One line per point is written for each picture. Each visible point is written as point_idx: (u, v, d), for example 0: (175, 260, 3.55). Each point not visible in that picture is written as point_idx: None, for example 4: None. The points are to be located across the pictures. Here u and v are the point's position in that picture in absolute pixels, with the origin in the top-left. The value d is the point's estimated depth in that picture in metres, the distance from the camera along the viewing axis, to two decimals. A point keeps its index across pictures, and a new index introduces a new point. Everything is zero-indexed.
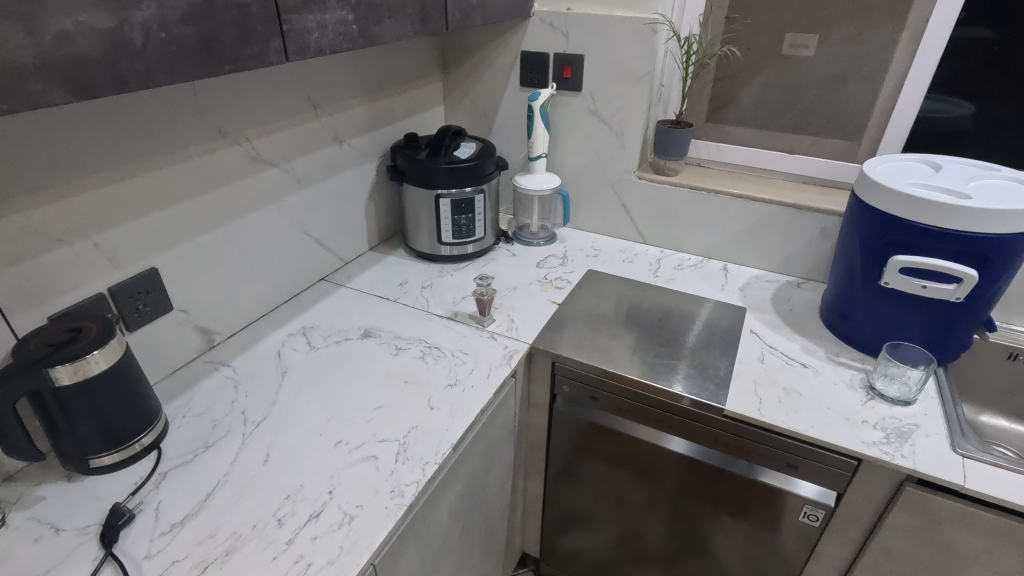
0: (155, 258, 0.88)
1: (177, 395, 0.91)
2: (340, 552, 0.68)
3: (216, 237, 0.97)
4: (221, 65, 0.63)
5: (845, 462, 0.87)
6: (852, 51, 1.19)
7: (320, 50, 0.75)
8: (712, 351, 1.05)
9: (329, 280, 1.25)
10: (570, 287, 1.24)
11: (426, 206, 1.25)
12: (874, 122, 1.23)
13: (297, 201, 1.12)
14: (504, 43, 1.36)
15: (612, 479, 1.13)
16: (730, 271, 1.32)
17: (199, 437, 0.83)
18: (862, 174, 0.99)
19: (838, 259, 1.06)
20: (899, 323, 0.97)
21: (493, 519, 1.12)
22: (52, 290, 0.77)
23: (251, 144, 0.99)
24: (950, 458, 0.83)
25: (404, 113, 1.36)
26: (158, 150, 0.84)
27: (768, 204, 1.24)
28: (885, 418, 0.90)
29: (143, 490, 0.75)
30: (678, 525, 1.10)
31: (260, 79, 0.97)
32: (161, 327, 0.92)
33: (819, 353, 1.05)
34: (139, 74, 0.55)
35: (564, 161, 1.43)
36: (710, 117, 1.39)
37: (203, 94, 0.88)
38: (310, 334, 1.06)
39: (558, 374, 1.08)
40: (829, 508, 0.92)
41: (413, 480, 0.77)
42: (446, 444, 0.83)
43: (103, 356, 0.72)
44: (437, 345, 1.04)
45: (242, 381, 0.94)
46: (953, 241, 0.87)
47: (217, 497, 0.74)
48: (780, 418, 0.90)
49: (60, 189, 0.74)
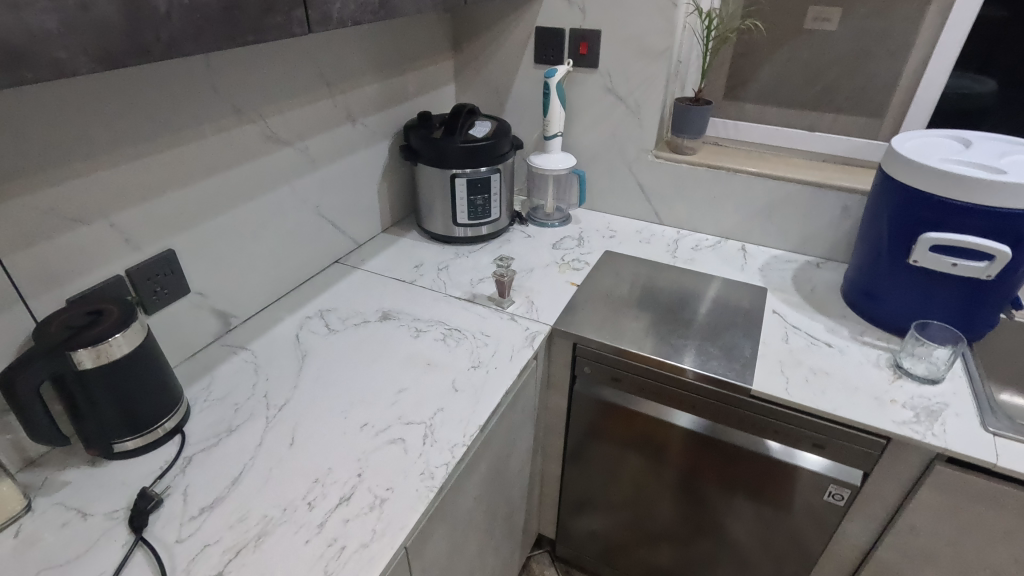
0: (172, 239, 0.86)
1: (196, 379, 0.90)
2: (374, 535, 0.67)
3: (232, 217, 0.95)
4: (245, 34, 0.60)
5: (874, 441, 0.87)
6: (878, 24, 1.16)
7: (343, 20, 0.72)
8: (735, 331, 1.04)
9: (343, 262, 1.23)
10: (588, 268, 1.23)
11: (440, 185, 1.22)
12: (898, 98, 1.21)
13: (311, 182, 1.10)
14: (518, 18, 1.32)
15: (631, 461, 1.13)
16: (748, 251, 1.30)
17: (222, 421, 0.82)
18: (891, 150, 0.97)
19: (863, 238, 1.05)
20: (926, 303, 0.96)
21: (512, 502, 1.12)
22: (69, 271, 0.75)
23: (265, 123, 0.96)
24: (982, 437, 0.82)
25: (415, 91, 1.33)
26: (172, 128, 0.82)
27: (789, 183, 1.22)
28: (914, 396, 0.89)
29: (169, 474, 0.74)
30: (697, 504, 1.10)
31: (274, 55, 0.95)
32: (179, 310, 0.90)
33: (843, 332, 1.04)
34: (164, 43, 0.52)
35: (580, 140, 1.40)
36: (728, 94, 1.37)
37: (217, 68, 0.86)
38: (327, 317, 1.05)
39: (580, 356, 1.06)
40: (855, 487, 0.91)
41: (443, 462, 0.76)
42: (472, 426, 0.82)
43: (125, 340, 0.70)
44: (457, 327, 1.02)
45: (262, 365, 0.93)
46: (985, 217, 0.86)
47: (244, 480, 0.73)
48: (809, 398, 0.89)
49: (76, 168, 0.72)
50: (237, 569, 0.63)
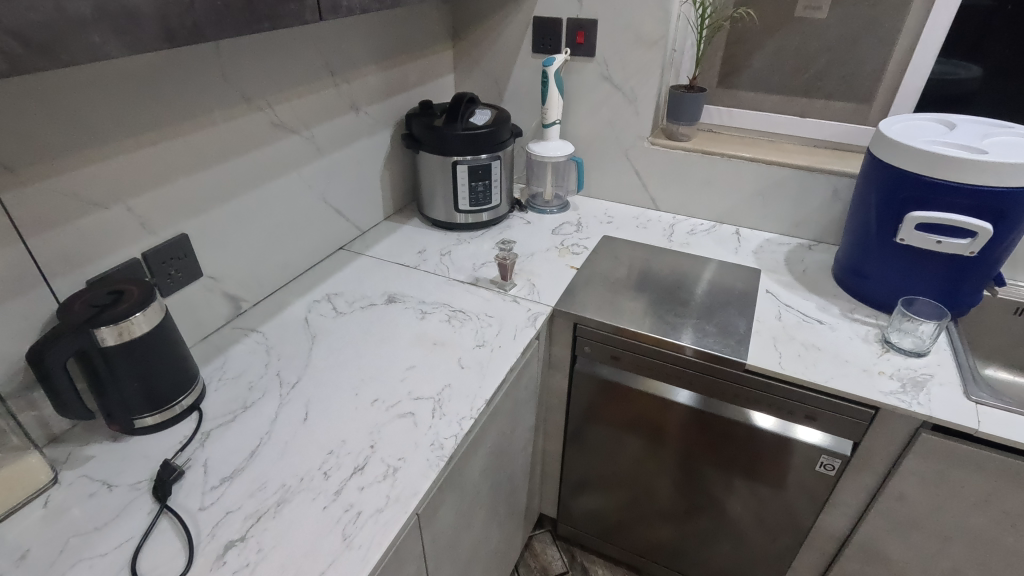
0: (185, 224, 0.89)
1: (210, 360, 0.92)
2: (388, 500, 0.70)
3: (241, 203, 0.98)
4: (261, 21, 0.63)
5: (863, 411, 0.90)
6: (867, 12, 1.19)
7: (352, 9, 0.75)
8: (730, 310, 1.08)
9: (348, 249, 1.25)
10: (587, 252, 1.26)
11: (442, 172, 1.25)
12: (886, 84, 1.25)
13: (317, 170, 1.12)
14: (517, 8, 1.35)
15: (629, 438, 1.16)
16: (742, 234, 1.34)
17: (238, 398, 0.85)
18: (879, 133, 1.01)
19: (852, 219, 1.09)
20: (912, 279, 1.00)
21: (516, 479, 1.15)
22: (87, 254, 0.77)
23: (273, 110, 0.99)
24: (964, 405, 0.86)
25: (416, 80, 1.35)
26: (184, 115, 0.84)
27: (781, 167, 1.26)
28: (900, 368, 0.93)
29: (189, 448, 0.77)
30: (693, 479, 1.14)
31: (283, 45, 0.97)
32: (192, 293, 0.93)
33: (834, 310, 1.08)
34: (188, 28, 0.55)
35: (577, 128, 1.43)
36: (722, 81, 1.40)
37: (227, 56, 0.88)
38: (334, 301, 1.07)
39: (580, 336, 1.10)
40: (845, 457, 0.95)
41: (451, 434, 0.79)
42: (479, 401, 0.85)
43: (146, 319, 0.73)
44: (462, 309, 1.05)
45: (273, 346, 0.96)
46: (968, 195, 0.90)
47: (262, 452, 0.76)
48: (800, 370, 0.93)
49: (95, 152, 0.74)
50: (259, 534, 0.66)
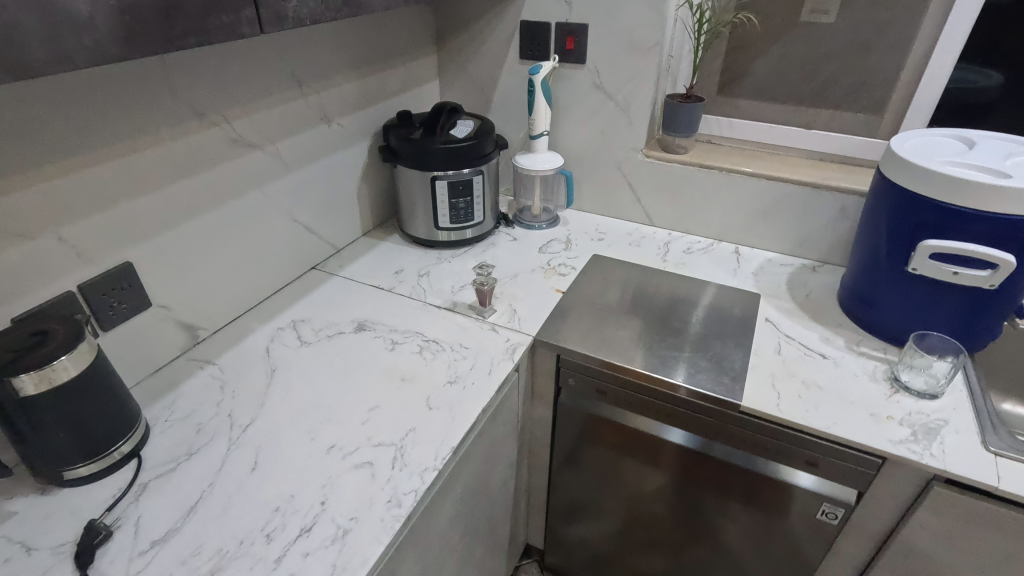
0: (130, 250, 0.82)
1: (159, 397, 0.85)
2: (333, 571, 0.63)
3: (197, 226, 0.90)
4: (186, 37, 0.55)
5: (869, 461, 0.82)
6: (879, 16, 1.10)
7: (300, 20, 0.67)
8: (726, 341, 1.00)
9: (320, 268, 1.18)
10: (574, 273, 1.18)
11: (421, 187, 1.18)
12: (899, 94, 1.16)
13: (283, 187, 1.05)
14: (503, 11, 1.27)
15: (618, 474, 1.09)
16: (741, 254, 1.25)
17: (183, 443, 0.78)
18: (890, 152, 0.92)
19: (860, 243, 1.00)
20: (925, 312, 0.92)
21: (496, 517, 1.08)
22: (12, 288, 0.70)
23: (231, 125, 0.91)
24: (982, 457, 0.78)
25: (396, 89, 1.27)
26: (124, 134, 0.77)
27: (784, 183, 1.17)
28: (911, 413, 0.85)
29: (122, 504, 0.70)
30: (685, 518, 1.07)
31: (241, 55, 0.90)
32: (140, 324, 0.86)
33: (839, 342, 0.99)
34: (88, 49, 0.48)
35: (568, 138, 1.35)
36: (722, 89, 1.31)
37: (175, 69, 0.81)
38: (300, 328, 1.00)
39: (563, 367, 1.02)
40: (849, 506, 0.88)
41: (411, 489, 0.72)
42: (445, 448, 0.78)
43: (73, 362, 0.66)
44: (436, 339, 0.98)
45: (228, 381, 0.89)
46: (988, 224, 0.81)
47: (202, 509, 0.69)
48: (800, 414, 0.85)
49: (17, 178, 0.67)
50: None
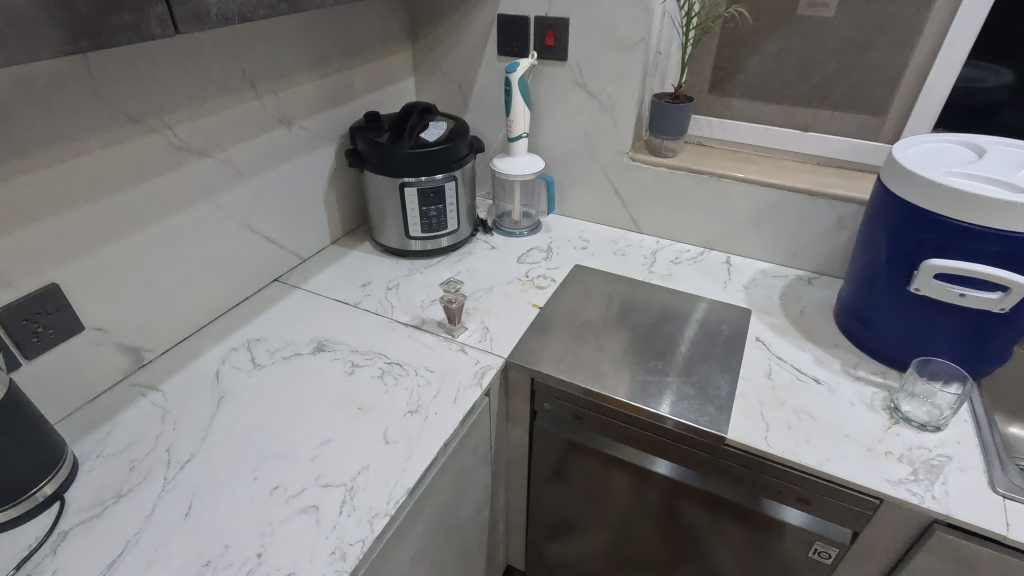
0: (56, 271, 0.75)
1: (92, 430, 0.78)
2: None
3: (136, 241, 0.83)
4: (77, 39, 0.48)
5: (866, 501, 0.75)
6: (881, 10, 1.02)
7: (227, 17, 0.60)
8: (712, 364, 0.92)
9: (283, 281, 1.11)
10: (553, 286, 1.11)
11: (389, 194, 1.10)
12: (902, 94, 1.08)
13: (238, 195, 0.98)
14: (479, 5, 1.19)
15: (599, 502, 1.03)
16: (732, 264, 1.18)
17: (113, 483, 0.72)
18: (892, 160, 0.84)
19: (858, 258, 0.93)
20: (928, 335, 0.85)
21: (468, 547, 1.02)
22: None
23: (173, 131, 0.84)
24: (990, 501, 0.71)
25: (364, 88, 1.20)
26: (42, 143, 0.69)
27: (778, 190, 1.10)
28: (912, 448, 0.78)
29: (37, 556, 0.63)
30: (669, 550, 1.00)
31: (183, 56, 0.82)
32: (71, 349, 0.79)
33: (834, 365, 0.92)
34: None
35: (549, 140, 1.27)
36: (713, 88, 1.23)
37: (102, 70, 0.73)
38: (254, 349, 0.93)
39: (538, 390, 0.95)
40: (843, 546, 0.81)
41: (358, 538, 0.65)
42: (399, 489, 0.71)
43: None
44: (400, 362, 0.91)
45: (171, 411, 0.82)
46: (1000, 243, 0.73)
47: (124, 563, 0.63)
48: (790, 448, 0.78)
49: None
50: None
